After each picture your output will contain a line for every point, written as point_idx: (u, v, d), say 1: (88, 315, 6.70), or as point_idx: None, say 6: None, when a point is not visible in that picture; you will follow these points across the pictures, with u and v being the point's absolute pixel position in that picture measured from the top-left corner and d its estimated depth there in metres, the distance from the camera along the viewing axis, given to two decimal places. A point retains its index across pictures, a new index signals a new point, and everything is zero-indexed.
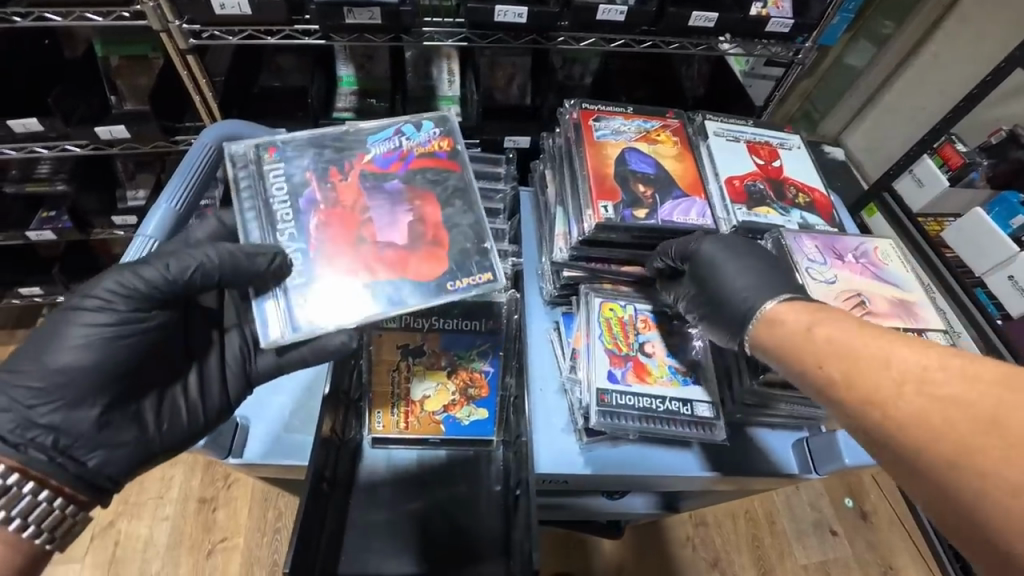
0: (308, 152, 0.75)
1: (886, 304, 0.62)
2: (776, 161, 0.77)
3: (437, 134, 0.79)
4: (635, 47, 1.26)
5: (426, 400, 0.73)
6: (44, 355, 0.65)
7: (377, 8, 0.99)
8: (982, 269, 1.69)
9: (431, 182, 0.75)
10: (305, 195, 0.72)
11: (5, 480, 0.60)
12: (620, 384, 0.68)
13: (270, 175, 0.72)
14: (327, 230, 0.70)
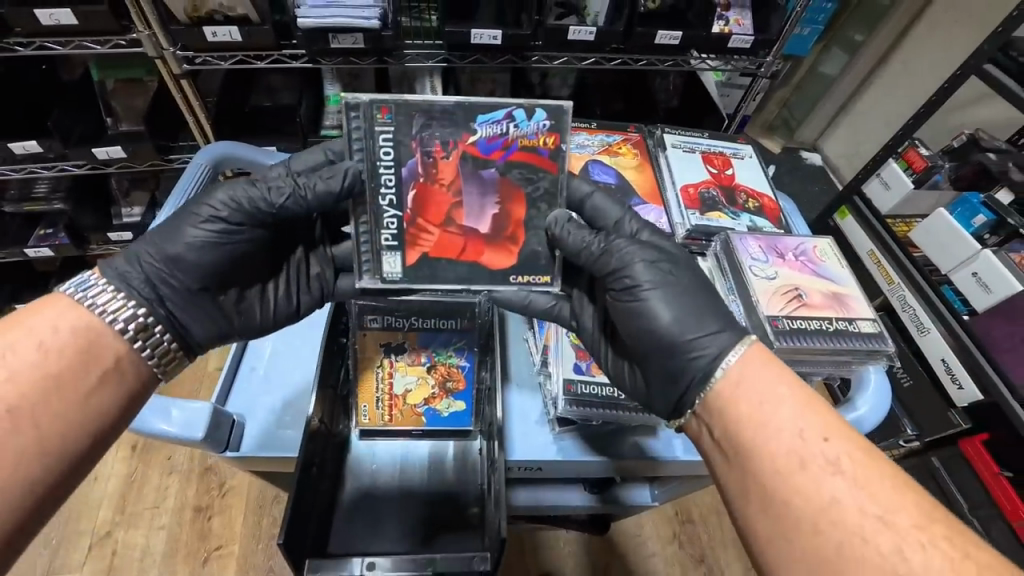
0: (418, 117, 0.64)
1: (822, 297, 0.68)
2: (728, 170, 0.83)
3: (547, 127, 0.66)
4: (607, 65, 1.33)
5: (408, 394, 0.78)
6: (170, 232, 0.69)
7: (360, 33, 1.06)
8: (948, 268, 1.72)
9: (525, 175, 0.67)
10: (408, 164, 0.65)
11: (144, 321, 0.65)
12: (585, 375, 0.75)
13: (380, 139, 0.64)
14: (421, 202, 0.67)
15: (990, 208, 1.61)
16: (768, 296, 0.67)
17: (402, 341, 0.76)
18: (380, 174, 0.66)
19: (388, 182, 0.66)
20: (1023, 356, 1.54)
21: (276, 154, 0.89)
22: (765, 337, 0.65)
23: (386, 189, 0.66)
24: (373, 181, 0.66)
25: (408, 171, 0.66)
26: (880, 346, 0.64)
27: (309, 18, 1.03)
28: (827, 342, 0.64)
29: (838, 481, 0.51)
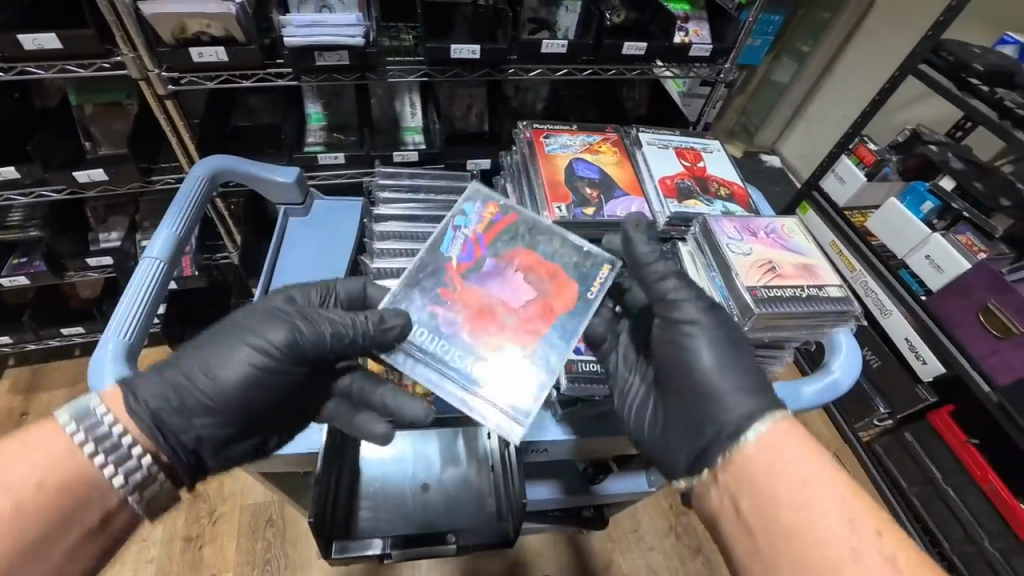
0: (416, 292, 0.73)
1: (794, 268, 0.75)
2: (700, 163, 0.90)
3: (483, 209, 0.78)
4: (579, 75, 1.40)
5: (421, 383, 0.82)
6: (208, 363, 0.65)
7: (344, 51, 1.10)
8: (903, 252, 1.84)
9: (510, 241, 0.76)
10: (444, 326, 0.70)
11: (149, 467, 0.59)
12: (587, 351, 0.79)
13: (416, 329, 0.70)
14: (478, 327, 0.70)
15: (936, 196, 1.76)
16: (746, 269, 0.73)
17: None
18: (435, 352, 0.69)
19: (454, 359, 0.68)
20: (976, 330, 1.62)
21: (270, 166, 0.93)
22: (746, 306, 0.71)
23: (454, 362, 0.68)
24: (439, 362, 0.68)
25: (450, 331, 0.70)
26: (848, 308, 0.71)
27: (296, 37, 1.07)
28: (801, 306, 0.71)
29: (845, 531, 0.53)
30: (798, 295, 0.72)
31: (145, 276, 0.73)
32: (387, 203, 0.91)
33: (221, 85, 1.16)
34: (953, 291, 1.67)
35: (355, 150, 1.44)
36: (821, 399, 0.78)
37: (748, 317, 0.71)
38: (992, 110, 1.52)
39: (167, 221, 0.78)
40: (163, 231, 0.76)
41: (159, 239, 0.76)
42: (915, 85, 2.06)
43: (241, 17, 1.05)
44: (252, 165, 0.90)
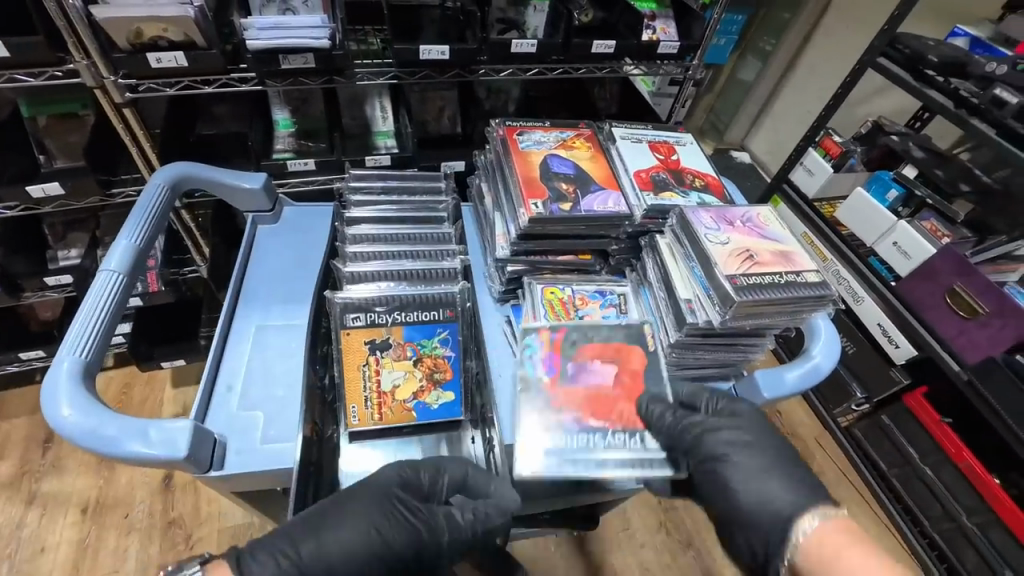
0: (528, 418, 0.71)
1: (771, 255, 0.75)
2: (674, 156, 0.90)
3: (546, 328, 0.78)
4: (550, 75, 1.40)
5: (397, 390, 0.77)
6: (332, 535, 0.65)
7: (310, 53, 1.07)
8: (872, 240, 1.88)
9: (574, 347, 0.76)
10: (571, 425, 0.70)
11: None
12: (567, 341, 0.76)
13: (551, 445, 0.69)
14: (599, 416, 0.71)
15: (900, 184, 1.80)
16: (724, 257, 0.73)
17: (386, 339, 0.77)
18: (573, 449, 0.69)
19: (591, 442, 0.70)
20: (944, 312, 1.66)
21: (236, 173, 0.90)
22: (727, 294, 0.70)
23: (592, 443, 0.69)
24: (587, 451, 0.69)
25: (581, 425, 0.71)
26: (826, 292, 0.72)
27: (258, 40, 1.03)
28: (781, 292, 0.71)
29: None
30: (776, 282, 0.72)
31: (102, 291, 0.68)
32: (359, 205, 0.88)
33: (182, 91, 1.12)
34: (921, 276, 1.71)
35: (326, 156, 1.41)
36: (803, 384, 0.79)
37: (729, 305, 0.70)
38: (949, 99, 1.57)
39: (126, 232, 0.74)
40: (120, 243, 0.72)
41: (117, 251, 0.71)
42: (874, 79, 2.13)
43: (201, 21, 1.01)
44: (215, 172, 0.87)
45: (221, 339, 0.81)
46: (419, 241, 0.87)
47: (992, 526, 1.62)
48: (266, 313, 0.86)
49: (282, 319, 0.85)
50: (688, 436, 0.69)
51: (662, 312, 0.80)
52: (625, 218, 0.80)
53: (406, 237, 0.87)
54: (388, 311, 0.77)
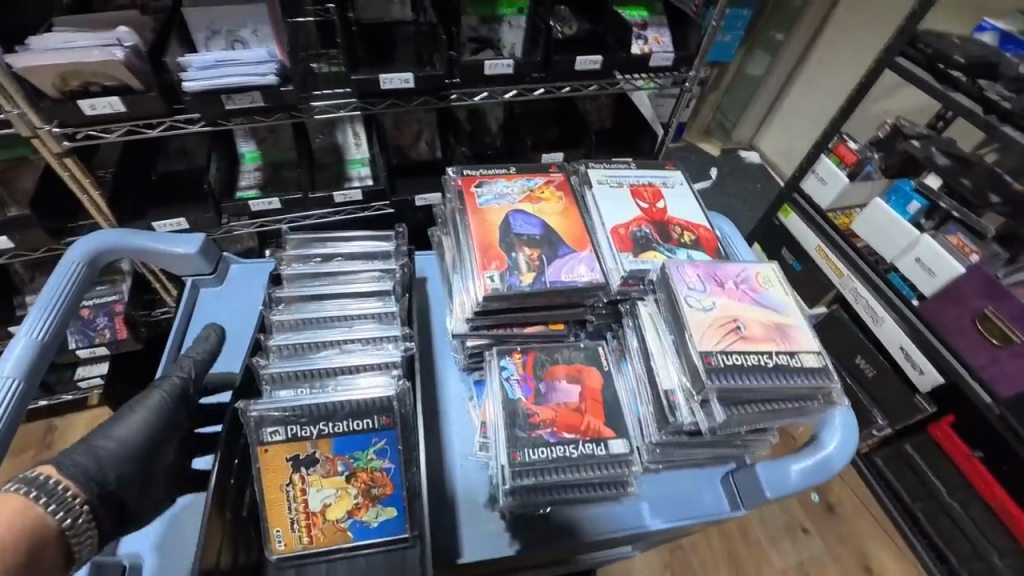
0: (516, 435, 0.62)
1: (763, 327, 0.62)
2: (660, 202, 0.79)
3: (519, 355, 0.69)
4: (531, 96, 1.27)
5: (327, 509, 0.66)
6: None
7: (257, 91, 0.99)
8: (891, 256, 1.74)
9: (544, 359, 0.69)
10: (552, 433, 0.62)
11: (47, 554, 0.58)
12: (532, 438, 0.62)
13: (549, 472, 0.60)
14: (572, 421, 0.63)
15: (921, 195, 1.66)
16: (703, 329, 0.60)
17: (311, 455, 0.65)
18: (562, 466, 0.61)
19: (568, 450, 0.61)
20: (972, 337, 1.53)
21: (168, 237, 0.83)
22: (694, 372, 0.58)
23: (573, 450, 0.61)
24: (573, 463, 0.61)
25: (556, 438, 0.62)
26: (823, 382, 0.59)
27: (196, 81, 0.95)
28: (770, 378, 0.58)
29: None
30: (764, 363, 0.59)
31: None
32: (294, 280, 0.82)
33: (124, 137, 1.04)
34: (949, 297, 1.57)
35: (292, 192, 1.31)
36: (810, 480, 0.69)
37: (701, 387, 0.58)
38: (975, 104, 1.42)
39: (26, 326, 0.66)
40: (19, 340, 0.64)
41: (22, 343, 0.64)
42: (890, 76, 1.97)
43: (132, 61, 0.94)
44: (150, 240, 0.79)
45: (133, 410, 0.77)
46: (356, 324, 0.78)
47: None
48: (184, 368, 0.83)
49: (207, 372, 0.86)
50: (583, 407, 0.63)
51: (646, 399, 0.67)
52: (600, 289, 0.69)
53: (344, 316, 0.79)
54: (309, 422, 0.65)
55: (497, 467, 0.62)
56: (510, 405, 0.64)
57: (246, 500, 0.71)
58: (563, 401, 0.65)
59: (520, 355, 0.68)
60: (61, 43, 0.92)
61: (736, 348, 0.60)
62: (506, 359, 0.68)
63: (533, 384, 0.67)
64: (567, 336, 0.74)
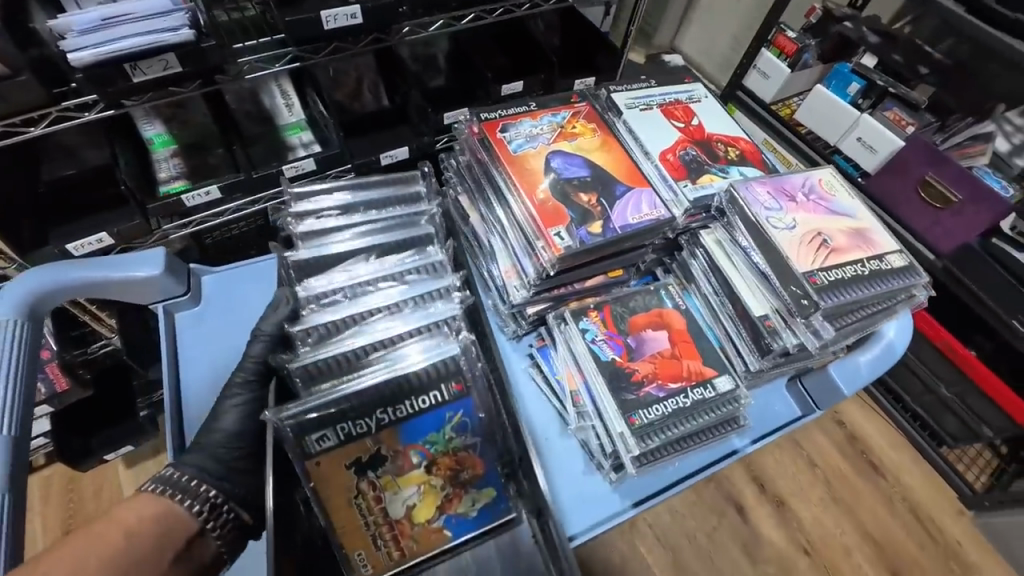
0: (630, 396, 0.58)
1: (845, 237, 0.62)
2: (694, 120, 0.73)
3: (596, 311, 0.63)
4: (488, 19, 1.12)
5: (415, 512, 0.68)
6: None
7: (171, 53, 0.77)
8: (835, 139, 1.82)
9: (623, 312, 0.64)
10: (658, 390, 0.59)
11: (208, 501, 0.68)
12: (643, 398, 0.58)
13: (669, 426, 0.57)
14: (675, 369, 0.60)
15: (860, 75, 1.71)
16: (797, 249, 0.60)
17: (377, 452, 0.65)
18: (678, 415, 0.58)
19: (679, 401, 0.59)
20: (915, 204, 1.66)
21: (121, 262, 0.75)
22: (803, 294, 0.58)
23: (683, 398, 0.59)
24: (686, 412, 0.58)
25: (665, 393, 0.58)
26: (915, 279, 0.61)
27: (84, 50, 0.72)
28: (869, 285, 0.59)
29: None
30: (859, 274, 0.60)
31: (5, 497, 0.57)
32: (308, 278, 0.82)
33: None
34: (892, 170, 1.68)
35: (229, 176, 1.10)
36: (880, 368, 0.73)
37: (809, 311, 0.58)
38: None
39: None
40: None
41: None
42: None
43: None
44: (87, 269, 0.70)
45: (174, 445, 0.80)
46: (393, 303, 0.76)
47: (968, 394, 1.66)
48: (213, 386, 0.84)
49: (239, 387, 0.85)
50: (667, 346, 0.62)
51: (727, 329, 0.65)
52: (667, 226, 0.63)
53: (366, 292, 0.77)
54: (361, 417, 0.64)
55: (614, 437, 0.57)
56: (607, 368, 0.59)
57: (315, 526, 0.67)
58: (657, 354, 0.61)
59: (598, 313, 0.63)
60: None
61: (830, 262, 0.61)
62: (584, 318, 0.63)
63: (620, 339, 0.62)
64: (627, 282, 0.69)
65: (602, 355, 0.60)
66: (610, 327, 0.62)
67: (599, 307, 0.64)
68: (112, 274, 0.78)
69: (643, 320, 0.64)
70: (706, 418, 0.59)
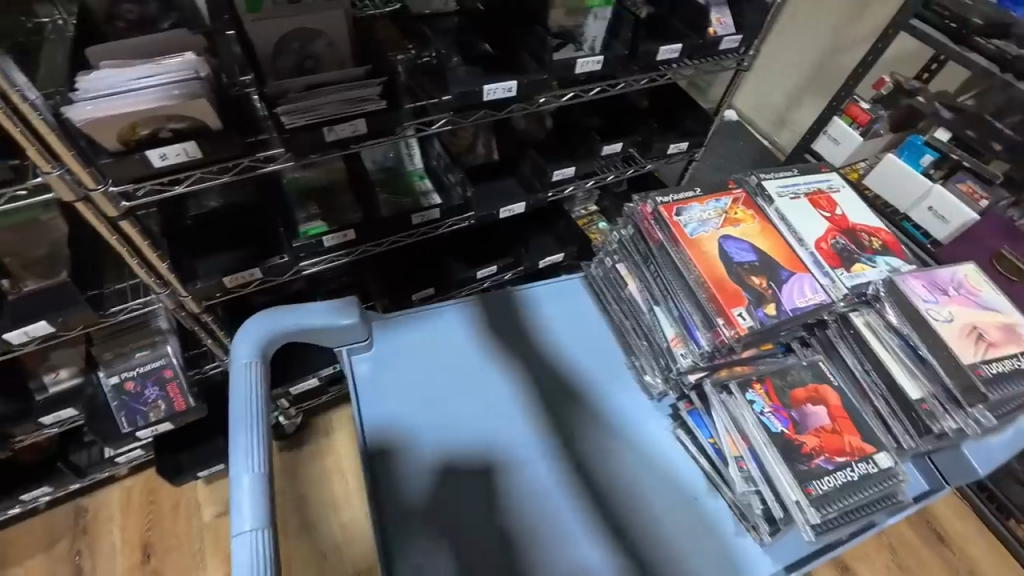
0: (800, 457, 0.77)
1: (997, 332, 0.87)
2: (838, 210, 0.98)
3: (762, 394, 0.83)
4: (611, 91, 1.22)
5: None
6: None
7: (361, 119, 0.93)
8: (905, 206, 1.67)
9: (785, 381, 0.85)
10: (824, 463, 0.77)
11: None
12: (815, 471, 0.76)
13: (835, 486, 0.76)
14: (836, 443, 0.80)
15: (934, 147, 1.59)
16: (963, 345, 0.83)
17: None
18: (840, 477, 0.77)
19: (843, 474, 0.77)
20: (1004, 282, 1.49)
21: (327, 311, 0.82)
22: (970, 384, 0.80)
23: (844, 471, 0.77)
24: (843, 477, 0.77)
25: (833, 464, 0.77)
26: None
27: (296, 118, 0.88)
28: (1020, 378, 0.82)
29: None
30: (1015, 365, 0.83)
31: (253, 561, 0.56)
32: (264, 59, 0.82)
33: (195, 185, 0.90)
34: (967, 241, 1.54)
35: (358, 217, 1.19)
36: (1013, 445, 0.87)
37: (975, 396, 0.79)
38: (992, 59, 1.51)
39: (241, 458, 0.62)
40: (244, 483, 0.60)
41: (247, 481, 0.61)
42: (883, 15, 1.86)
43: (210, 96, 0.82)
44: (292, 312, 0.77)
45: (371, 500, 0.83)
46: (524, 356, 1.02)
47: None
48: (407, 432, 0.91)
49: (439, 444, 0.90)
50: (832, 420, 0.82)
51: (879, 408, 0.86)
52: (826, 307, 0.86)
53: (505, 348, 1.03)
54: None
55: (790, 504, 0.75)
56: (779, 438, 0.79)
57: None
58: (819, 431, 0.80)
59: (763, 387, 0.84)
60: (116, 86, 0.78)
61: (989, 354, 0.83)
62: (752, 395, 0.83)
63: (781, 411, 0.82)
64: (774, 353, 0.90)
65: (766, 423, 0.80)
66: (771, 400, 0.83)
67: (757, 376, 0.86)
68: (315, 323, 0.81)
69: (794, 405, 0.83)
70: (866, 486, 0.77)
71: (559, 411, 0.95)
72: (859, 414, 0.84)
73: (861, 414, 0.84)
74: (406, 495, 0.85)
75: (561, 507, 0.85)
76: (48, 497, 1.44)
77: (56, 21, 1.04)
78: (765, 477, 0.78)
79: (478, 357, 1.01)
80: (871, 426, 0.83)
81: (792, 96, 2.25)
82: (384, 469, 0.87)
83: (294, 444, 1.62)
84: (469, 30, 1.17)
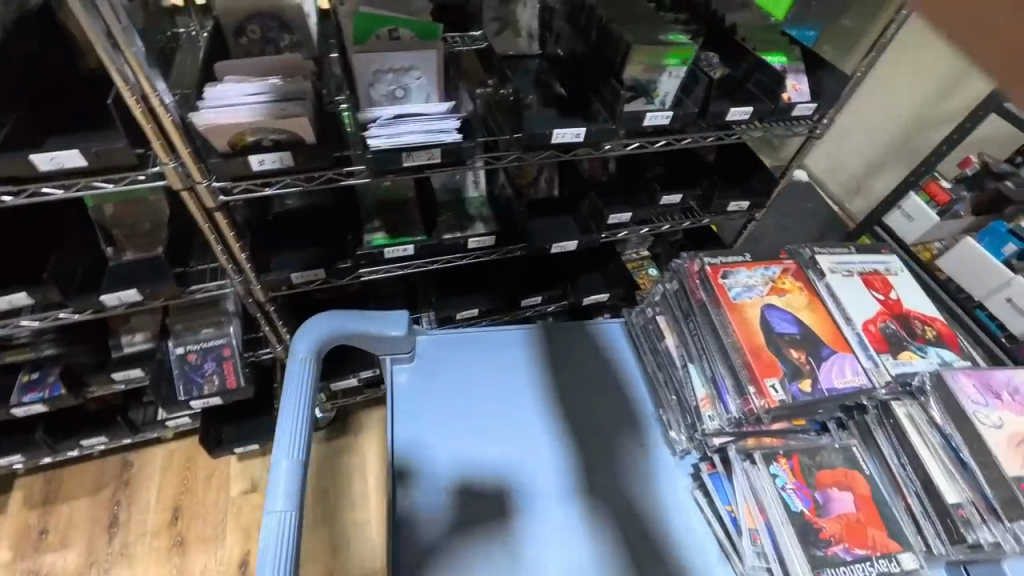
0: (817, 541, 0.77)
1: None
2: (892, 293, 0.97)
3: (785, 469, 0.83)
4: (677, 144, 1.25)
5: None
6: None
7: (437, 148, 1.00)
8: (981, 294, 1.54)
9: (812, 461, 0.85)
10: (842, 552, 0.77)
11: None
12: (830, 559, 0.76)
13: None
14: (857, 533, 0.79)
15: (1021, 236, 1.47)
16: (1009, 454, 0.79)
17: None
18: (855, 569, 0.76)
19: (861, 567, 0.76)
20: None
21: (380, 319, 0.90)
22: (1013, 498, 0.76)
23: (862, 564, 0.76)
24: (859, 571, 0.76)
25: (852, 554, 0.77)
26: None
27: (378, 138, 0.96)
28: None
29: None
30: None
31: (282, 540, 0.63)
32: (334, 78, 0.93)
33: (283, 190, 1.01)
34: None
35: (421, 236, 1.26)
36: None
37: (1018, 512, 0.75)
38: None
39: (284, 446, 0.70)
40: (282, 467, 0.68)
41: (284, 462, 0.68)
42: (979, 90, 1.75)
43: (310, 114, 0.92)
44: (346, 314, 0.84)
45: (393, 504, 0.89)
46: (551, 389, 1.05)
47: None
48: (428, 445, 0.96)
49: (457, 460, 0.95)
50: (858, 509, 0.81)
51: (913, 505, 0.83)
52: (868, 390, 0.85)
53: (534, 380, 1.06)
54: None
55: None
56: (797, 518, 0.79)
57: None
58: (841, 516, 0.80)
59: (787, 462, 0.84)
60: (231, 98, 0.90)
61: None
62: (775, 468, 0.83)
63: (805, 489, 0.82)
64: (807, 430, 0.89)
65: (786, 499, 0.80)
66: (795, 476, 0.83)
67: (784, 451, 0.86)
68: (367, 327, 0.89)
69: (818, 486, 0.82)
70: None
71: (578, 449, 0.97)
72: (887, 509, 0.82)
73: (891, 509, 0.82)
74: (424, 509, 0.89)
75: (570, 545, 0.87)
76: (104, 446, 1.58)
77: (190, 32, 1.20)
78: (777, 556, 0.77)
79: (507, 385, 1.05)
80: (899, 522, 0.81)
81: (871, 163, 2.18)
82: (407, 478, 0.92)
83: (325, 436, 1.70)
84: (547, 73, 1.24)
